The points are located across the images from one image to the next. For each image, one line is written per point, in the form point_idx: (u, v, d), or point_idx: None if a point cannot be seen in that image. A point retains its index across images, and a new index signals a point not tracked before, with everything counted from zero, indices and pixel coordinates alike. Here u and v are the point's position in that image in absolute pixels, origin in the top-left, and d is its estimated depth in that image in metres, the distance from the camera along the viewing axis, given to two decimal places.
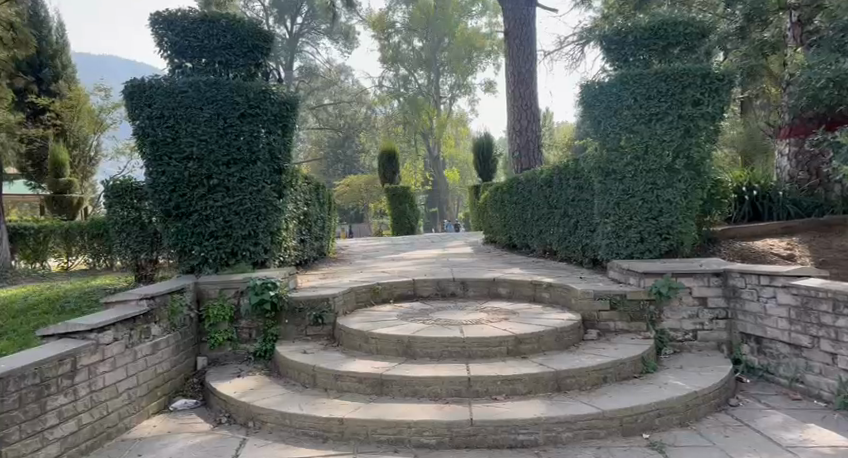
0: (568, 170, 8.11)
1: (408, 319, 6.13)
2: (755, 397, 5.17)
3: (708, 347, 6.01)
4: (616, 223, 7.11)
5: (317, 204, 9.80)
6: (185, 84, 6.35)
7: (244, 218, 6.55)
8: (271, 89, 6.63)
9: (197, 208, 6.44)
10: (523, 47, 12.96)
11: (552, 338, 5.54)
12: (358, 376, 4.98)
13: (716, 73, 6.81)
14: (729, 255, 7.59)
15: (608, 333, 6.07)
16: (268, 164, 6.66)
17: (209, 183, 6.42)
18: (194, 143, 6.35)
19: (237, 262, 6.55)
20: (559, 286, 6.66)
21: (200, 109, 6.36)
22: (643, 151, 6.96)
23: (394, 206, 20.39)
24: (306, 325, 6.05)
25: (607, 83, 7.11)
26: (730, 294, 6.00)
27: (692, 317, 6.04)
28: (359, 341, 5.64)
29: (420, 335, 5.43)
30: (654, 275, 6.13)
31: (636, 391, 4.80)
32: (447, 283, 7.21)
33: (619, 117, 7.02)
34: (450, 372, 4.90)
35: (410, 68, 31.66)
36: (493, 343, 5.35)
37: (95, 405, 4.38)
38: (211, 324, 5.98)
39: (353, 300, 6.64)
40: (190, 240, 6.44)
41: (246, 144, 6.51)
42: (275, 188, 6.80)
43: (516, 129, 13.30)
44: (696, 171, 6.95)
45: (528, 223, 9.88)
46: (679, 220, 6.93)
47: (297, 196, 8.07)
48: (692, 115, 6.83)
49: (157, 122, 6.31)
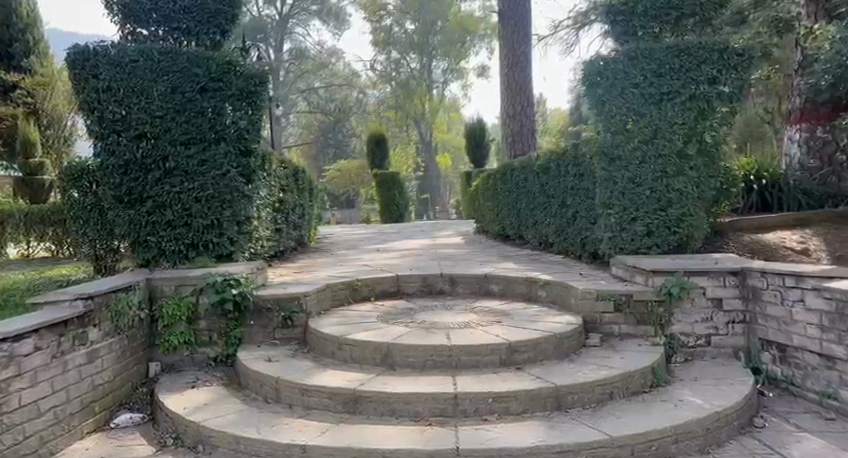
0: (568, 155, 7.46)
1: (389, 321, 5.47)
2: (782, 415, 4.53)
3: (723, 354, 5.41)
4: (620, 215, 6.44)
5: (296, 190, 9.08)
6: (137, 53, 5.61)
7: (207, 206, 5.85)
8: (238, 61, 5.93)
9: (152, 194, 5.73)
10: (518, 28, 12.22)
11: (552, 345, 4.89)
12: (328, 391, 4.30)
13: (736, 47, 6.15)
14: (738, 249, 6.97)
15: (612, 338, 5.47)
16: (234, 146, 5.95)
17: (166, 166, 5.73)
18: (147, 120, 5.65)
19: (198, 255, 5.87)
20: (557, 283, 6.02)
21: (154, 82, 5.64)
22: (651, 134, 6.29)
23: (383, 192, 19.66)
24: (274, 327, 5.40)
25: (612, 58, 6.44)
26: (749, 295, 5.38)
27: (706, 321, 5.44)
28: (331, 347, 4.98)
29: (401, 341, 4.76)
30: (664, 273, 5.51)
31: (648, 412, 4.16)
32: (435, 278, 6.57)
33: (624, 96, 6.36)
34: (435, 389, 4.24)
35: (401, 51, 30.77)
36: (483, 352, 4.69)
37: (8, 429, 3.73)
38: (166, 326, 5.30)
39: (329, 297, 6.00)
40: (145, 229, 5.75)
41: (209, 122, 5.81)
42: (243, 172, 6.09)
43: (509, 114, 12.60)
44: (709, 158, 6.29)
45: (523, 213, 9.19)
46: (691, 211, 6.28)
47: (271, 181, 7.38)
48: (707, 95, 6.16)
49: (105, 95, 5.59)
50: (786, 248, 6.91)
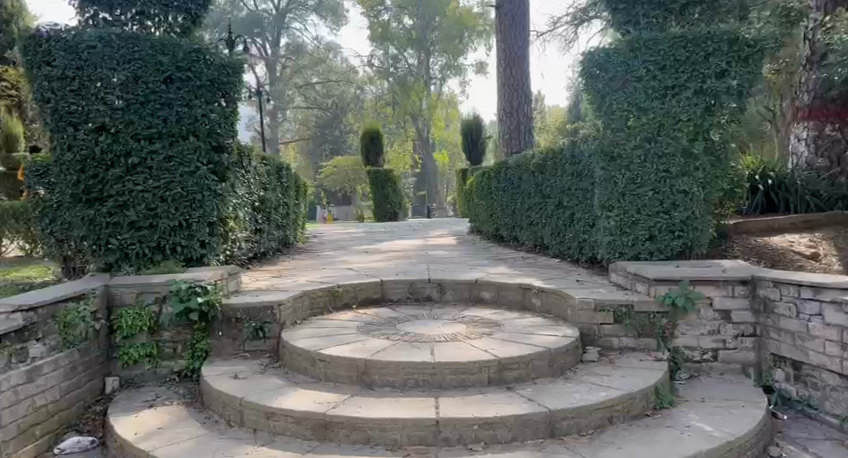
0: (565, 153, 7.04)
1: (369, 332, 5.04)
2: (800, 443, 4.11)
3: (732, 371, 4.99)
4: (620, 218, 6.00)
5: (279, 187, 8.64)
6: (94, 38, 5.17)
7: (174, 206, 5.40)
8: (207, 49, 5.50)
9: (113, 192, 5.26)
10: (515, 24, 11.77)
11: (546, 362, 4.46)
12: (296, 416, 3.88)
13: (748, 38, 5.65)
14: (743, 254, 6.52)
15: (612, 352, 5.05)
16: (203, 141, 5.51)
17: (128, 162, 5.27)
18: (107, 112, 5.20)
19: (164, 259, 5.42)
20: (552, 291, 5.60)
21: (113, 70, 5.19)
22: (654, 131, 5.86)
23: (376, 189, 19.20)
24: (243, 339, 4.95)
25: (612, 49, 6.01)
26: (760, 307, 4.95)
27: (713, 334, 5.02)
28: (303, 363, 4.55)
29: (379, 358, 4.32)
30: (668, 282, 5.10)
31: (650, 442, 3.74)
32: (422, 284, 6.13)
33: (625, 90, 5.94)
34: (414, 413, 3.81)
35: (399, 47, 30.07)
36: (470, 370, 4.26)
37: None
38: (125, 337, 4.85)
39: (306, 306, 5.55)
40: (106, 230, 5.28)
41: (175, 115, 5.37)
42: (215, 170, 5.64)
43: (505, 111, 12.14)
44: (717, 157, 5.84)
45: (518, 213, 8.76)
46: (696, 214, 5.84)
47: (249, 179, 6.95)
48: (715, 89, 5.70)
49: (59, 84, 5.12)
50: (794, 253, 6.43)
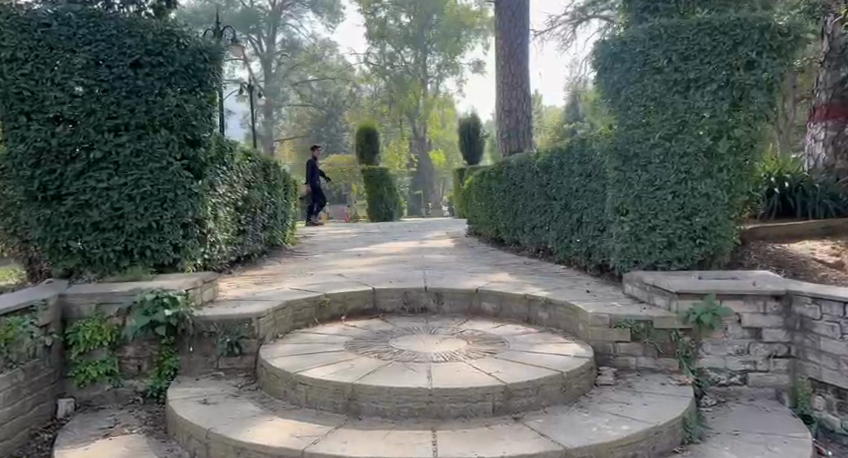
0: (572, 151, 6.52)
1: (357, 349, 4.49)
2: None
3: (764, 396, 4.48)
4: (636, 223, 5.46)
5: (266, 185, 8.09)
6: (51, 17, 4.62)
7: (142, 205, 4.84)
8: (181, 31, 4.96)
9: (72, 189, 4.69)
10: (516, 20, 11.21)
11: (558, 388, 3.93)
12: (271, 452, 3.35)
13: (780, 25, 5.12)
14: (761, 260, 5.98)
15: (629, 373, 4.53)
16: (176, 134, 4.96)
17: (91, 156, 4.71)
18: (64, 100, 4.64)
19: (132, 265, 4.86)
20: (561, 303, 5.07)
21: (72, 52, 4.65)
22: (675, 129, 5.33)
23: (371, 188, 18.60)
24: (217, 356, 4.39)
25: (628, 37, 5.49)
26: (795, 325, 4.43)
27: (742, 354, 4.51)
28: (282, 387, 4.01)
29: (368, 382, 3.78)
30: (691, 296, 4.57)
31: None
32: (418, 294, 5.59)
33: (642, 83, 5.41)
34: (410, 453, 3.29)
35: (396, 45, 29.81)
36: (472, 397, 3.72)
37: None
38: (81, 354, 4.28)
39: (289, 317, 5.00)
40: (64, 232, 4.71)
41: (144, 104, 4.83)
42: (190, 166, 5.09)
43: (504, 109, 11.57)
44: (745, 158, 5.28)
45: (520, 215, 8.23)
46: (719, 220, 5.31)
47: (231, 176, 6.40)
48: (743, 82, 5.18)
49: (10, 67, 4.55)
50: (816, 259, 5.83)
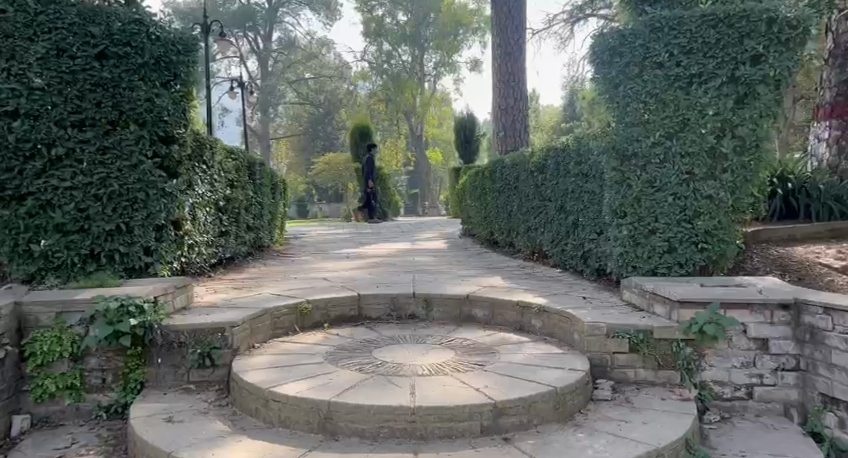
0: (569, 150, 6.23)
1: (337, 361, 4.20)
2: None
3: (771, 412, 4.20)
4: (635, 226, 5.17)
5: (250, 184, 7.79)
6: (8, 4, 4.32)
7: (110, 206, 4.55)
8: (151, 20, 4.71)
9: (32, 188, 4.39)
10: (512, 17, 10.88)
11: (552, 405, 3.64)
12: None
13: (790, 17, 4.84)
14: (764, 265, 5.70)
15: (627, 386, 4.24)
16: (146, 130, 4.67)
17: (53, 153, 4.42)
18: (22, 92, 4.33)
19: (99, 270, 4.57)
20: (555, 311, 4.78)
21: (33, 42, 4.36)
22: (676, 128, 5.05)
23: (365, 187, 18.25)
24: (187, 368, 4.11)
25: (627, 29, 5.20)
26: (805, 337, 4.15)
27: (747, 367, 4.22)
28: (253, 404, 3.71)
29: (346, 400, 3.49)
30: (694, 305, 4.29)
31: None
32: (405, 300, 5.30)
33: (642, 78, 5.11)
34: None
35: (392, 43, 29.32)
36: (459, 417, 3.43)
37: None
38: (40, 366, 4.00)
39: (267, 325, 4.70)
40: (23, 235, 4.39)
41: (111, 98, 4.56)
42: (162, 164, 4.80)
43: (500, 108, 11.29)
44: (750, 158, 5.00)
45: (514, 217, 7.94)
46: (723, 224, 5.03)
47: (211, 174, 6.11)
48: (750, 78, 4.89)
49: None
50: (822, 263, 5.54)
